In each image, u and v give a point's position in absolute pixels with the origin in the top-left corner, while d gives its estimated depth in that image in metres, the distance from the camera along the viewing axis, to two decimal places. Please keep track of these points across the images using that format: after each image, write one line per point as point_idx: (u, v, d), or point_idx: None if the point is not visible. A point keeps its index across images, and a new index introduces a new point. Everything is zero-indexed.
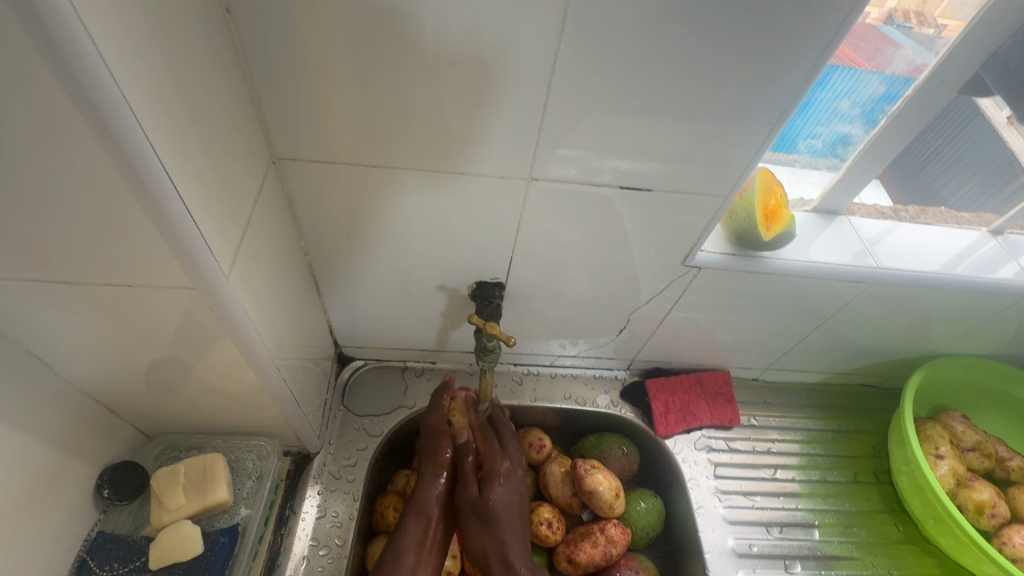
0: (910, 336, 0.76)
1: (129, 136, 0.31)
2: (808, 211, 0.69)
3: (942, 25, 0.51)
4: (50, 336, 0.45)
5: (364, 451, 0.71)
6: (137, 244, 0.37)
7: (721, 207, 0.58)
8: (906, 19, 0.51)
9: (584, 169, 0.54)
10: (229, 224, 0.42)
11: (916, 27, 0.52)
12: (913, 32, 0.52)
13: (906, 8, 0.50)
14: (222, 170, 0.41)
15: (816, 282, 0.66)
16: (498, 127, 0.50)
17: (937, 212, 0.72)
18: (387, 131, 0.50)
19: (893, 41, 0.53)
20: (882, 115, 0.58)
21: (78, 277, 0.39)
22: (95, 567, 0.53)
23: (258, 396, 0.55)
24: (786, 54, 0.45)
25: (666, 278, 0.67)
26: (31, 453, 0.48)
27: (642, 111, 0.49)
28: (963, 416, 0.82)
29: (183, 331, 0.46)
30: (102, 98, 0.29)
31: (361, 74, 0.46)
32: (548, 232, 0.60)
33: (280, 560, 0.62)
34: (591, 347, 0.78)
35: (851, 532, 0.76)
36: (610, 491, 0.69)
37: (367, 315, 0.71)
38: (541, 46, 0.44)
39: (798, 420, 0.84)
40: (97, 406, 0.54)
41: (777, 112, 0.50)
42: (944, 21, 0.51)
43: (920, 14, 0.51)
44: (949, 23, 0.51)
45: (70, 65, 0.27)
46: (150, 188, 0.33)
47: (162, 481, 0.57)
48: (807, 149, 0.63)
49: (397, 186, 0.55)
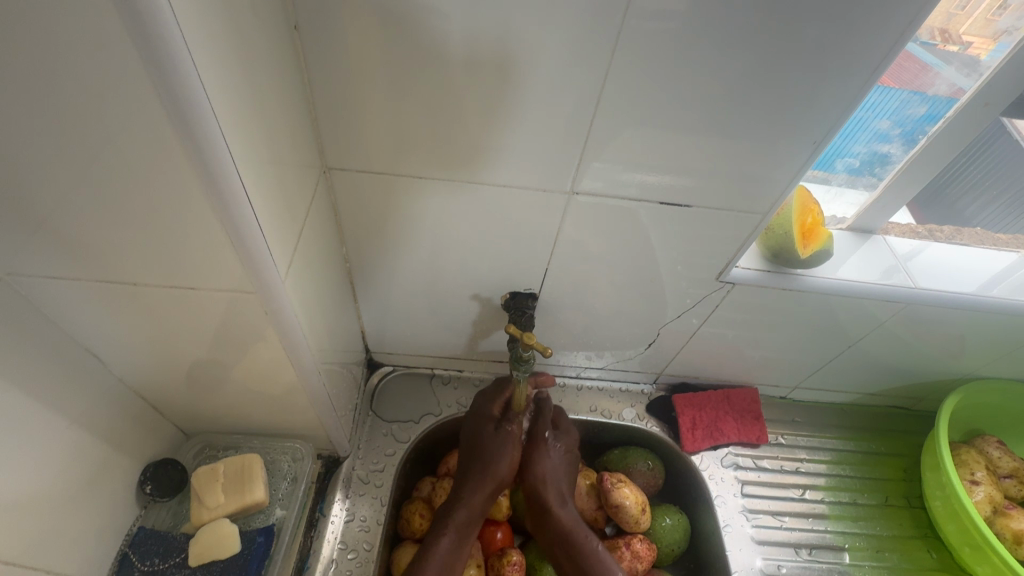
0: (945, 358, 0.75)
1: (211, 145, 0.32)
2: (842, 230, 0.69)
3: (967, 42, 0.52)
4: (108, 332, 0.46)
5: (392, 456, 0.72)
6: (204, 247, 0.38)
7: (759, 224, 0.58)
8: (932, 37, 0.51)
9: (623, 183, 0.55)
10: (286, 230, 0.44)
11: (941, 44, 0.52)
12: (938, 49, 0.52)
13: (933, 26, 0.50)
14: (283, 178, 0.43)
15: (851, 301, 0.65)
16: (541, 140, 0.51)
17: (972, 233, 0.72)
18: (435, 143, 0.51)
19: (923, 61, 0.52)
20: (922, 135, 0.58)
21: (143, 276, 0.41)
22: (136, 561, 0.55)
23: (298, 399, 0.57)
24: (833, 74, 0.46)
25: (697, 294, 0.67)
26: (82, 444, 0.50)
27: (684, 127, 0.50)
28: (999, 441, 0.80)
29: (232, 333, 0.47)
30: (192, 109, 0.31)
31: (413, 87, 0.47)
32: (584, 245, 0.61)
33: (309, 561, 0.63)
34: (618, 360, 0.78)
35: (882, 557, 0.75)
36: (637, 505, 0.69)
37: (400, 322, 0.72)
38: (590, 64, 0.45)
39: (827, 440, 0.83)
40: (144, 402, 0.56)
41: (822, 131, 0.50)
42: (969, 38, 0.51)
43: (945, 31, 0.51)
44: (976, 40, 0.52)
45: (168, 78, 0.29)
46: (224, 194, 0.35)
47: (203, 480, 0.59)
48: (845, 168, 0.63)
49: (438, 197, 0.56)
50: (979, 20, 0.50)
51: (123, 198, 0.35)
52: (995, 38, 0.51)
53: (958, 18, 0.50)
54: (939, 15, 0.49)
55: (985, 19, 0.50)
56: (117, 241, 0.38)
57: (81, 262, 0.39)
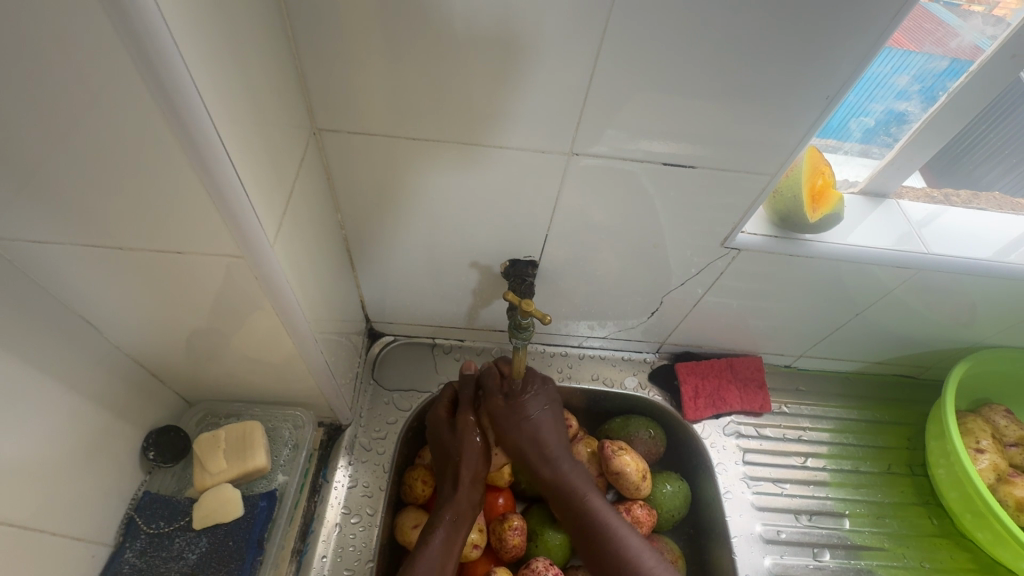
0: (953, 327, 0.73)
1: (185, 101, 0.31)
2: (854, 193, 0.67)
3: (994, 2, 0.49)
4: (99, 299, 0.46)
5: (394, 424, 0.72)
6: (186, 211, 0.37)
7: (766, 187, 0.56)
8: None
9: (623, 147, 0.52)
10: (276, 195, 0.43)
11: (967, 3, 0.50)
12: (960, 10, 0.50)
13: None
14: (269, 140, 0.41)
15: (859, 268, 0.64)
16: (537, 102, 0.49)
17: (989, 197, 0.69)
18: (427, 103, 0.49)
19: (942, 20, 0.50)
20: (942, 92, 0.55)
21: (130, 243, 0.40)
22: (142, 524, 0.56)
23: (296, 368, 0.57)
24: (850, 24, 0.43)
25: (700, 262, 0.65)
26: (81, 413, 0.50)
27: (686, 87, 0.47)
28: (1006, 410, 0.79)
29: (225, 302, 0.47)
30: (163, 61, 0.29)
31: (401, 46, 0.45)
32: (584, 212, 0.59)
33: (314, 525, 0.64)
34: (620, 329, 0.77)
35: (883, 523, 0.75)
36: (637, 472, 0.69)
37: (399, 291, 0.71)
38: (587, 17, 0.43)
39: (830, 409, 0.83)
40: (143, 370, 0.56)
41: (835, 87, 0.47)
42: None
43: None
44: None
45: (135, 28, 0.27)
46: (203, 154, 0.34)
47: (204, 445, 0.60)
48: (858, 129, 0.60)
49: (433, 159, 0.54)
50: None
51: (103, 161, 0.34)
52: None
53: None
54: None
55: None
56: (99, 205, 0.37)
57: (64, 227, 0.38)
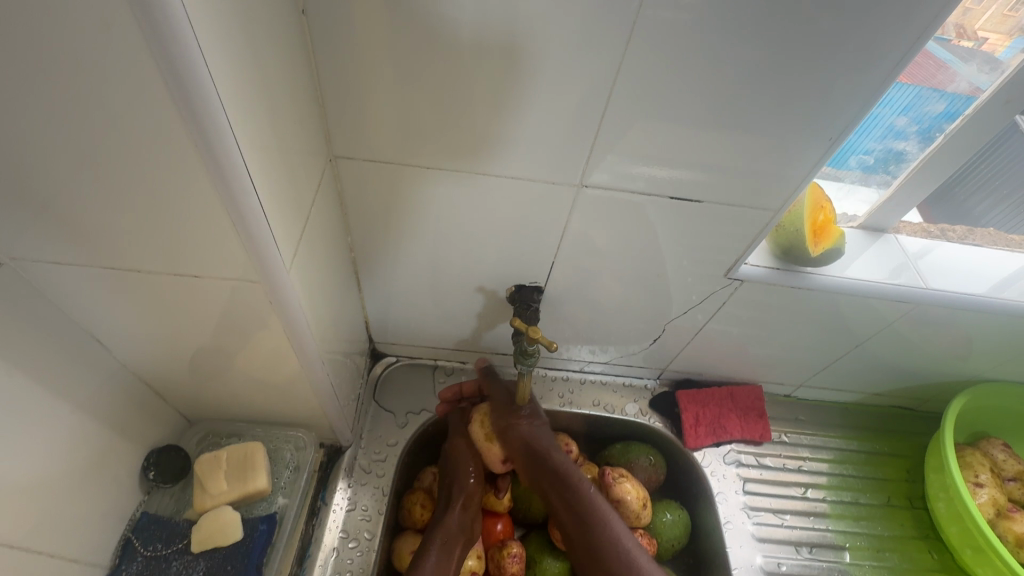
0: (951, 361, 0.74)
1: (216, 131, 0.32)
2: (853, 228, 0.68)
3: (982, 38, 0.51)
4: (111, 317, 0.46)
5: (395, 447, 0.72)
6: (204, 232, 0.38)
7: (770, 221, 0.57)
8: (949, 32, 0.49)
9: (630, 177, 0.54)
10: (293, 219, 0.44)
11: (955, 39, 0.51)
12: (953, 45, 0.51)
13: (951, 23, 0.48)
14: (289, 165, 0.42)
15: (859, 300, 0.65)
16: (548, 134, 0.50)
17: (983, 233, 0.71)
18: (442, 132, 0.50)
19: (937, 57, 0.51)
20: (939, 133, 0.57)
21: (147, 263, 0.41)
22: (139, 546, 0.55)
23: (301, 388, 0.57)
24: (850, 69, 0.45)
25: (703, 291, 0.66)
26: (85, 429, 0.50)
27: (692, 123, 0.49)
28: (1004, 444, 0.79)
29: (235, 321, 0.47)
30: (198, 92, 0.30)
31: (419, 77, 0.46)
32: (591, 240, 0.60)
33: (310, 549, 0.63)
34: (622, 355, 0.78)
35: (883, 557, 0.75)
36: (637, 500, 0.69)
37: (404, 313, 0.72)
38: (602, 53, 0.44)
39: (829, 439, 0.83)
40: (147, 388, 0.56)
41: (839, 127, 0.49)
42: (984, 34, 0.50)
43: (961, 27, 0.49)
44: (993, 35, 0.51)
45: (175, 63, 0.29)
46: (229, 180, 0.34)
47: (206, 466, 0.59)
48: (858, 165, 0.62)
49: (444, 185, 0.55)
50: (997, 16, 0.49)
51: (128, 184, 0.35)
52: (1011, 35, 0.51)
53: (974, 14, 0.48)
54: (958, 12, 0.47)
55: (1003, 15, 0.49)
56: (120, 227, 0.37)
57: (84, 248, 0.39)
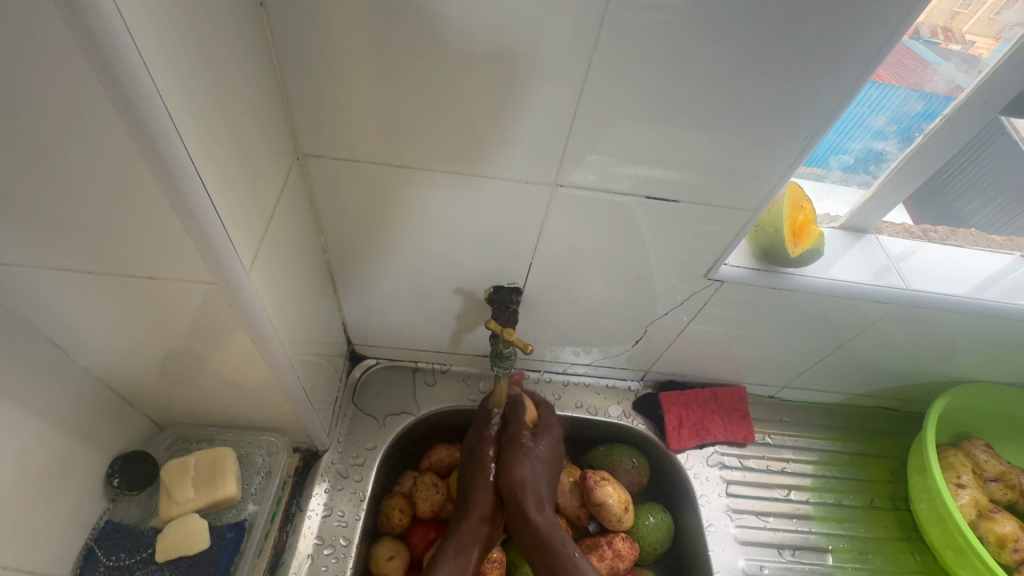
0: (933, 361, 0.74)
1: (161, 131, 0.31)
2: (835, 228, 0.68)
3: (971, 42, 0.51)
4: (70, 322, 0.45)
5: (373, 451, 0.71)
6: (157, 235, 0.37)
7: (749, 221, 0.57)
8: (934, 34, 0.50)
9: (609, 177, 0.53)
10: (255, 220, 0.43)
11: (944, 42, 0.51)
12: (941, 49, 0.51)
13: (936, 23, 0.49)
14: (249, 165, 0.41)
15: (839, 302, 0.64)
16: (521, 133, 0.49)
17: (966, 233, 0.70)
18: (413, 130, 0.49)
19: (923, 58, 0.51)
20: (918, 132, 0.57)
21: (103, 267, 0.39)
22: (101, 556, 0.53)
23: (273, 393, 0.55)
24: (823, 68, 0.44)
25: (685, 291, 0.65)
26: (45, 438, 0.48)
27: (667, 123, 0.48)
28: (987, 444, 0.79)
29: (200, 325, 0.46)
30: (137, 91, 0.29)
31: (386, 73, 0.45)
32: (570, 240, 0.59)
33: (285, 556, 0.62)
34: (604, 356, 0.77)
35: (866, 559, 0.74)
36: (619, 504, 0.68)
37: (382, 314, 0.70)
38: (573, 51, 0.44)
39: (813, 440, 0.83)
40: (111, 394, 0.54)
41: (812, 127, 0.48)
42: (972, 37, 0.51)
43: (947, 29, 0.50)
44: (980, 39, 0.51)
45: (110, 61, 0.27)
46: (177, 182, 0.33)
47: (172, 473, 0.57)
48: (839, 165, 0.62)
49: (418, 185, 0.54)
50: (983, 19, 0.50)
51: (73, 187, 0.33)
52: (998, 38, 0.50)
53: (960, 16, 0.49)
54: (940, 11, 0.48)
55: (989, 18, 0.50)
56: (69, 230, 0.36)
57: (33, 251, 0.38)
